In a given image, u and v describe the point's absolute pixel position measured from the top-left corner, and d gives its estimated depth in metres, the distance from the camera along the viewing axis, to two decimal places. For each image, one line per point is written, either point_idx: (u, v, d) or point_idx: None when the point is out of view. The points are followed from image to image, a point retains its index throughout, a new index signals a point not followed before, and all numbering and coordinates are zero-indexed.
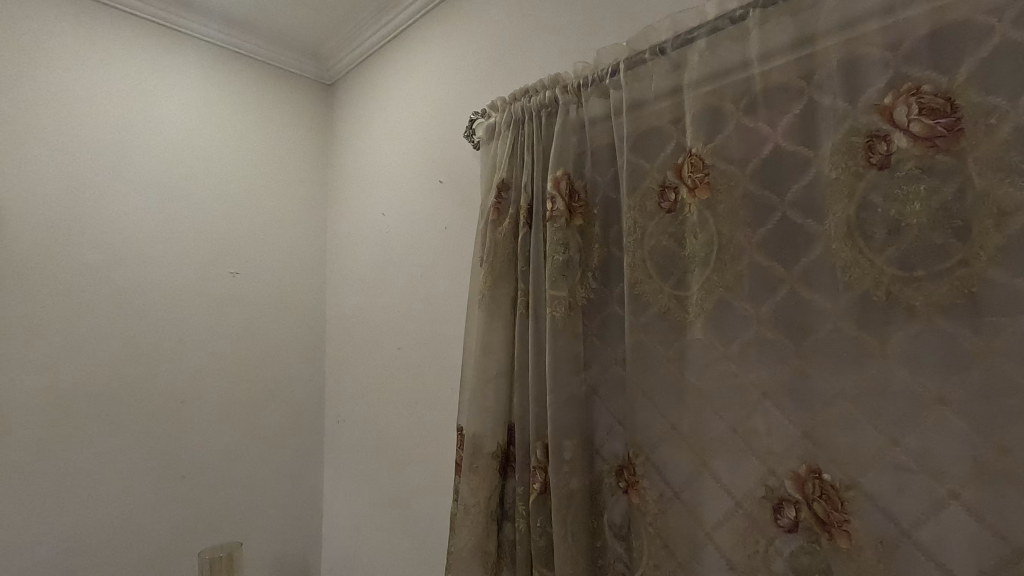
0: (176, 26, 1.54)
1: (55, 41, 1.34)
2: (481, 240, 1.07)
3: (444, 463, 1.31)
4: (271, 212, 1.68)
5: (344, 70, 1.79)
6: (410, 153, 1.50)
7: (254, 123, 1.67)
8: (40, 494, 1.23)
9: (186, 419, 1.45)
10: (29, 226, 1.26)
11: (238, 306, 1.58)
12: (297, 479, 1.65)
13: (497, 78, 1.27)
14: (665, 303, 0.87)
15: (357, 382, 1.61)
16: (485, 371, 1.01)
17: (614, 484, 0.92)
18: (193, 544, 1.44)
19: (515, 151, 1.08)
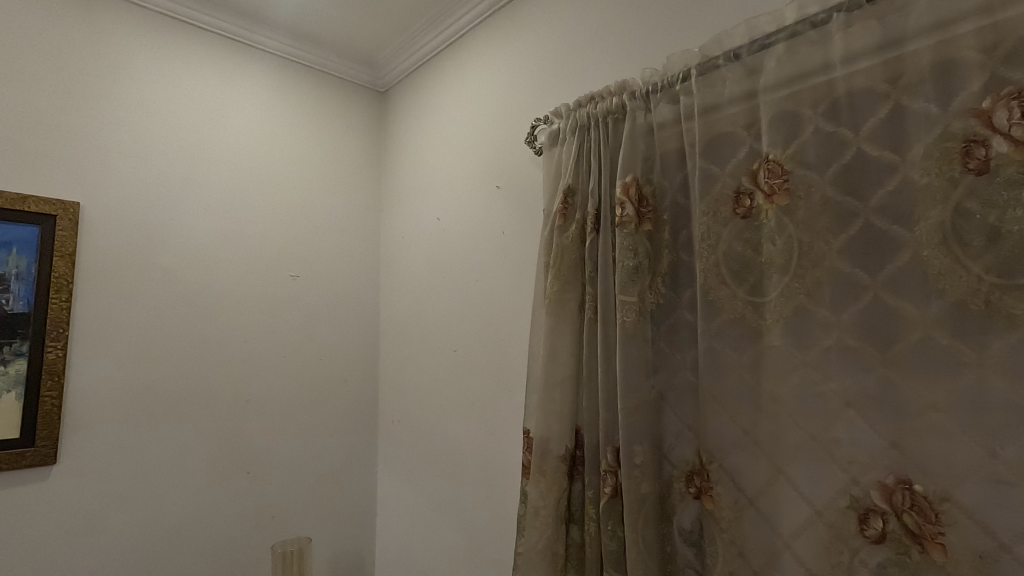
0: (243, 39, 1.61)
1: (134, 56, 1.41)
2: (546, 245, 1.09)
3: (501, 466, 1.32)
4: (328, 217, 1.73)
5: (398, 77, 1.83)
6: (466, 158, 1.52)
7: (314, 130, 1.73)
8: (120, 486, 1.30)
9: (251, 417, 1.51)
10: (111, 232, 1.33)
11: (298, 308, 1.63)
12: (352, 478, 1.69)
13: (557, 85, 1.28)
14: (740, 310, 0.87)
15: (412, 384, 1.64)
16: (552, 376, 1.02)
17: (684, 490, 0.92)
18: (258, 538, 1.49)
19: (580, 157, 1.09)
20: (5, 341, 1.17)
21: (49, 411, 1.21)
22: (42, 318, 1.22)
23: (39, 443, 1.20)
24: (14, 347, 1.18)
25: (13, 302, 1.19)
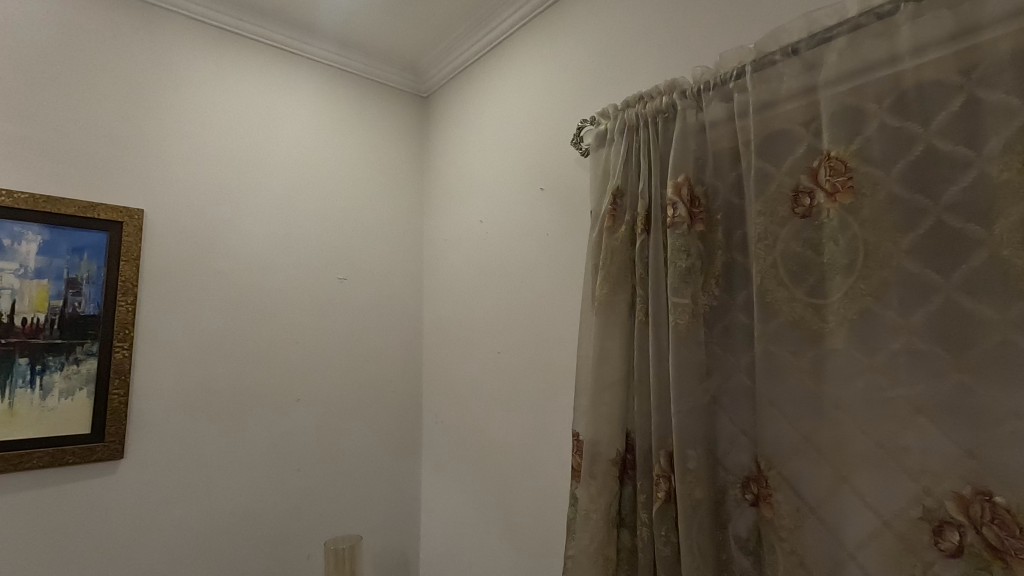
0: (293, 48, 1.65)
1: (193, 69, 1.47)
2: (595, 247, 1.08)
3: (547, 468, 1.32)
4: (373, 220, 1.76)
5: (440, 82, 1.86)
6: (509, 160, 1.53)
7: (359, 136, 1.76)
8: (181, 481, 1.35)
9: (301, 416, 1.55)
10: (172, 238, 1.39)
11: (346, 310, 1.66)
12: (397, 478, 1.72)
13: (602, 86, 1.27)
14: (799, 312, 0.84)
15: (455, 385, 1.65)
16: (602, 378, 1.01)
17: (740, 497, 0.90)
18: (308, 534, 1.53)
19: (629, 157, 1.08)
20: (78, 342, 1.24)
21: (117, 409, 1.27)
22: (111, 320, 1.28)
23: (108, 438, 1.26)
24: (85, 347, 1.25)
25: (85, 305, 1.26)
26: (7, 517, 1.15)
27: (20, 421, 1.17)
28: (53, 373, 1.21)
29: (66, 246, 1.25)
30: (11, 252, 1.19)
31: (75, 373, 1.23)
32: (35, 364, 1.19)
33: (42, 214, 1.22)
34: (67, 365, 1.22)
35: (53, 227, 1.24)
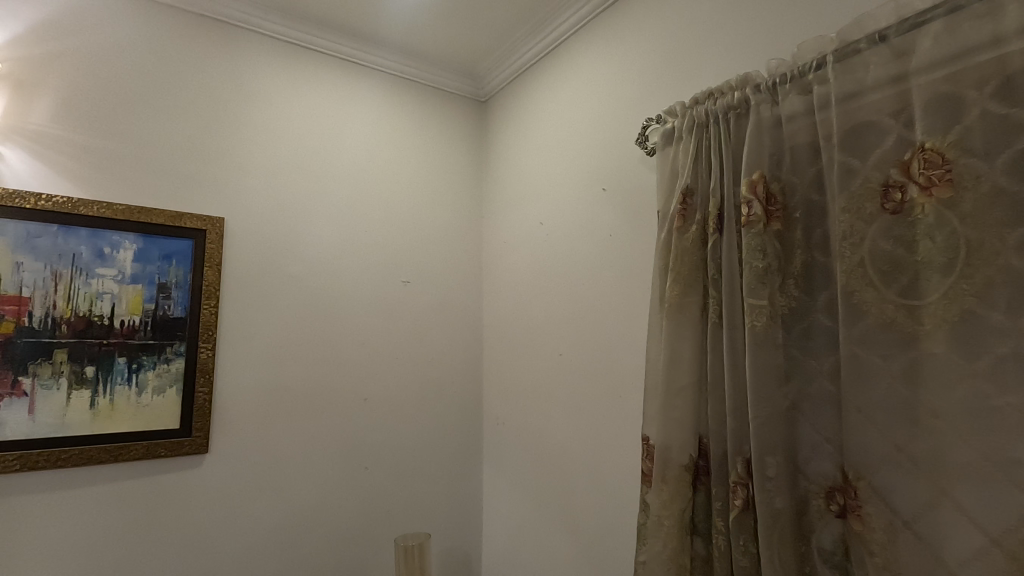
0: (359, 60, 1.71)
1: (268, 83, 1.55)
2: (663, 248, 1.06)
3: (611, 473, 1.30)
4: (435, 225, 1.79)
5: (498, 86, 1.88)
6: (570, 162, 1.52)
7: (421, 143, 1.81)
8: (258, 475, 1.42)
9: (369, 415, 1.59)
10: (250, 244, 1.47)
11: (409, 312, 1.70)
12: (459, 478, 1.74)
13: (667, 83, 1.25)
14: (889, 314, 0.80)
15: (516, 387, 1.66)
16: (673, 382, 0.99)
17: (824, 508, 0.86)
18: (376, 531, 1.57)
19: (698, 155, 1.05)
20: (168, 343, 1.33)
21: (202, 406, 1.35)
22: (196, 322, 1.36)
23: (195, 433, 1.33)
24: (174, 348, 1.33)
25: (174, 308, 1.34)
26: (109, 503, 1.24)
27: (118, 415, 1.26)
28: (147, 371, 1.30)
29: (157, 253, 1.34)
30: (110, 259, 1.29)
31: (166, 371, 1.32)
32: (131, 363, 1.28)
33: (136, 223, 1.32)
34: (159, 364, 1.31)
35: (145, 235, 1.33)
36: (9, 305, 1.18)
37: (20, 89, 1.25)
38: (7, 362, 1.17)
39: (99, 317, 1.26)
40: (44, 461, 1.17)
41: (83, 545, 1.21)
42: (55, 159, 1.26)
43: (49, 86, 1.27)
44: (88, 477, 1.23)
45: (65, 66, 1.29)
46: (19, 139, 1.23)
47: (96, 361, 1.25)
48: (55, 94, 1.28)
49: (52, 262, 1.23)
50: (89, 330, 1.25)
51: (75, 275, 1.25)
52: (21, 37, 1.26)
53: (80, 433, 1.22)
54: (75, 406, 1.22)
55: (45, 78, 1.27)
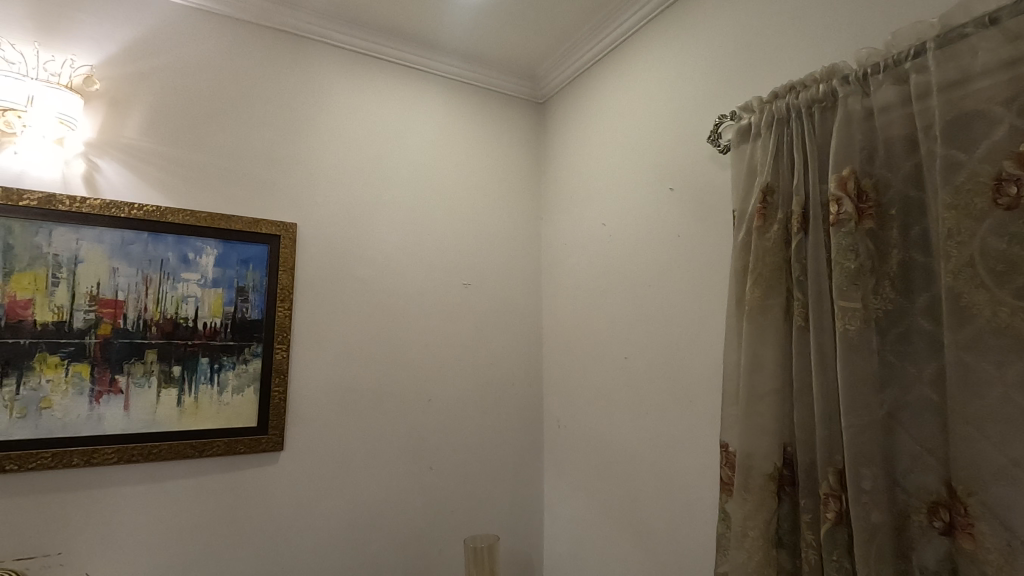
0: (421, 66, 1.74)
1: (336, 92, 1.60)
2: (742, 250, 1.03)
3: (682, 480, 1.26)
4: (495, 227, 1.80)
5: (557, 87, 1.87)
6: (634, 161, 1.50)
7: (481, 146, 1.82)
8: (329, 473, 1.46)
9: (432, 416, 1.61)
10: (320, 249, 1.51)
11: (470, 314, 1.72)
12: (521, 479, 1.74)
13: (740, 77, 1.20)
14: (1003, 318, 0.73)
15: (579, 390, 1.64)
16: (755, 388, 0.95)
17: (927, 524, 0.80)
18: (441, 530, 1.59)
19: (779, 151, 1.01)
20: (246, 344, 1.38)
21: (278, 405, 1.40)
22: (272, 323, 1.41)
23: (271, 431, 1.38)
24: (252, 349, 1.39)
25: (251, 311, 1.40)
26: (195, 496, 1.31)
27: (202, 413, 1.32)
28: (227, 371, 1.36)
29: (236, 258, 1.40)
30: (194, 264, 1.35)
31: (244, 371, 1.38)
32: (213, 364, 1.34)
33: (217, 230, 1.38)
34: (238, 365, 1.37)
35: (225, 241, 1.39)
36: (106, 308, 1.26)
37: (115, 106, 1.33)
38: (105, 361, 1.24)
39: (184, 319, 1.33)
40: (138, 455, 1.24)
41: (173, 536, 1.28)
42: (146, 171, 1.34)
43: (140, 102, 1.35)
44: (176, 471, 1.29)
45: (154, 83, 1.37)
46: (114, 153, 1.31)
47: (182, 361, 1.32)
48: (145, 109, 1.36)
49: (143, 268, 1.30)
50: (175, 332, 1.32)
51: (164, 280, 1.32)
52: (115, 57, 1.34)
53: (168, 429, 1.29)
54: (163, 403, 1.29)
55: (136, 95, 1.35)
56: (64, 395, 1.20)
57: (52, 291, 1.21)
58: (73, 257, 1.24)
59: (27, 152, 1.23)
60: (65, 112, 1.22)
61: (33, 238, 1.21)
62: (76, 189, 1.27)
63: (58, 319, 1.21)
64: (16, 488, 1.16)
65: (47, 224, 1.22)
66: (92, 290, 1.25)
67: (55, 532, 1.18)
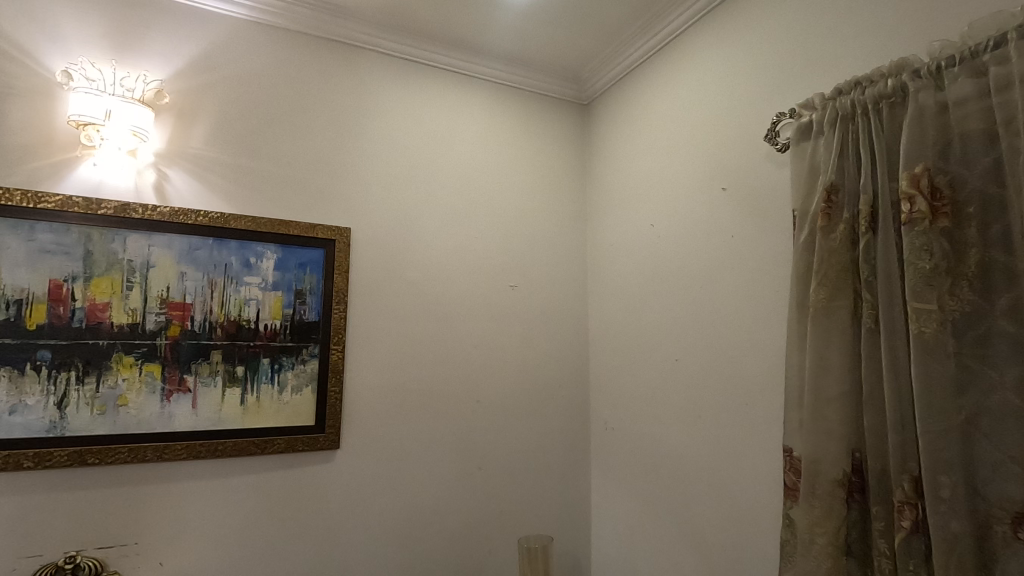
0: (467, 71, 1.76)
1: (386, 98, 1.63)
2: (805, 250, 1.00)
3: (739, 485, 1.24)
4: (541, 229, 1.81)
5: (603, 88, 1.86)
6: (684, 161, 1.48)
7: (526, 148, 1.83)
8: (383, 472, 1.49)
9: (481, 416, 1.63)
10: (372, 252, 1.55)
11: (517, 315, 1.73)
12: (568, 481, 1.74)
13: (798, 74, 1.18)
14: None
15: (627, 392, 1.63)
16: (821, 392, 0.93)
17: (1011, 536, 0.75)
18: (490, 530, 1.60)
19: (844, 149, 0.98)
20: (304, 345, 1.43)
21: (334, 404, 1.44)
22: (329, 325, 1.46)
23: (328, 430, 1.42)
24: (310, 350, 1.43)
25: (309, 313, 1.45)
26: (258, 492, 1.36)
27: (264, 412, 1.37)
28: (287, 371, 1.40)
29: (294, 262, 1.45)
30: (255, 268, 1.41)
31: (303, 371, 1.42)
32: (274, 364, 1.39)
33: (276, 235, 1.43)
34: (297, 365, 1.42)
35: (284, 246, 1.44)
36: (175, 311, 1.32)
37: (182, 118, 1.39)
38: (175, 362, 1.30)
39: (247, 321, 1.38)
40: (205, 451, 1.30)
41: (239, 531, 1.33)
42: (210, 179, 1.40)
43: (204, 113, 1.41)
44: (240, 468, 1.35)
45: (217, 95, 1.43)
46: (182, 163, 1.38)
47: (245, 361, 1.37)
48: (209, 120, 1.42)
49: (209, 272, 1.36)
50: (239, 333, 1.37)
51: (228, 283, 1.38)
52: (182, 71, 1.41)
53: (233, 427, 1.34)
54: (228, 402, 1.34)
55: (201, 107, 1.41)
56: (138, 393, 1.27)
57: (127, 295, 1.28)
58: (146, 262, 1.30)
59: (104, 164, 1.31)
60: (137, 124, 1.28)
61: (110, 245, 1.28)
62: (147, 198, 1.34)
63: (132, 321, 1.28)
64: (97, 480, 1.22)
65: (122, 231, 1.29)
66: (163, 294, 1.31)
67: (132, 524, 1.24)
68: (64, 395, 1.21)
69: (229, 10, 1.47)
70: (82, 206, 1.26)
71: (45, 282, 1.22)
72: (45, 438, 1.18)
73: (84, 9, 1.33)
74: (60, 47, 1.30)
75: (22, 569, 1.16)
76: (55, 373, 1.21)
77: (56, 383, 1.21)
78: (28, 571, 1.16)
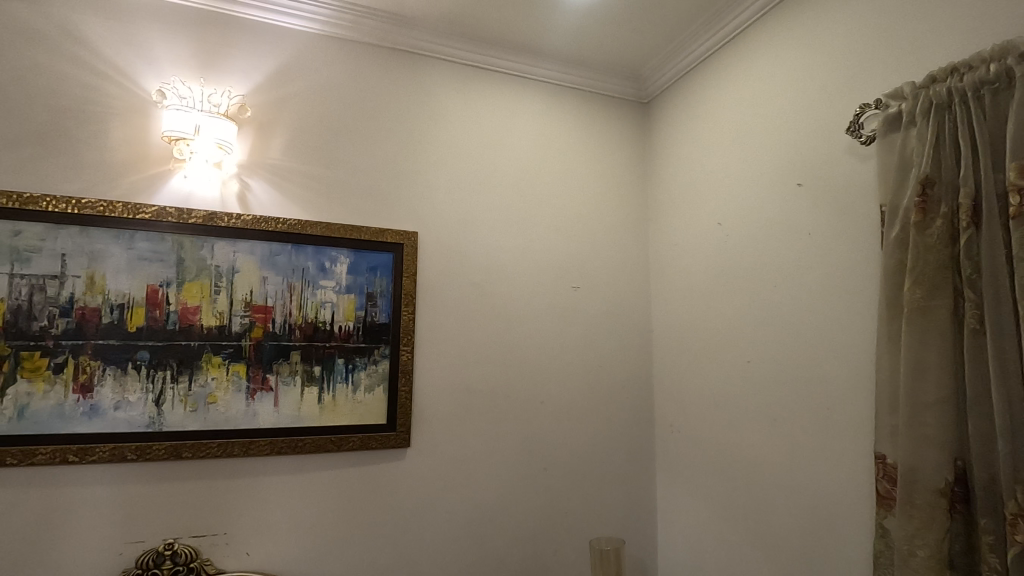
0: (528, 73, 1.77)
1: (449, 104, 1.66)
2: (897, 248, 0.96)
3: (821, 492, 1.19)
4: (602, 229, 1.80)
5: (664, 85, 1.84)
6: (754, 157, 1.44)
7: (586, 149, 1.82)
8: (451, 470, 1.52)
9: (545, 417, 1.64)
10: (438, 255, 1.58)
11: (580, 316, 1.72)
12: (632, 484, 1.72)
13: (883, 62, 1.12)
14: None
15: (694, 394, 1.60)
16: (918, 396, 0.88)
17: None
18: (556, 531, 1.60)
19: (940, 140, 0.93)
20: (376, 346, 1.48)
21: (405, 404, 1.48)
22: (398, 326, 1.50)
23: (399, 428, 1.46)
24: (381, 351, 1.48)
25: (379, 315, 1.49)
26: (335, 487, 1.41)
27: (339, 410, 1.42)
28: (360, 371, 1.45)
29: (365, 266, 1.50)
30: (330, 272, 1.46)
31: (375, 371, 1.47)
32: (348, 364, 1.45)
33: (349, 240, 1.48)
34: (369, 365, 1.46)
35: (355, 250, 1.49)
36: (258, 314, 1.39)
37: (261, 130, 1.47)
38: (258, 362, 1.37)
39: (323, 323, 1.44)
40: (286, 447, 1.36)
41: (319, 524, 1.39)
42: (288, 188, 1.47)
43: (281, 126, 1.48)
44: (318, 464, 1.40)
45: (293, 108, 1.50)
46: (261, 172, 1.45)
47: (322, 361, 1.43)
48: (286, 132, 1.49)
49: (288, 276, 1.43)
50: (315, 335, 1.43)
51: (305, 286, 1.44)
52: (260, 86, 1.48)
53: (311, 425, 1.40)
54: (307, 401, 1.40)
55: (278, 119, 1.48)
56: (226, 391, 1.34)
57: (215, 299, 1.36)
58: (231, 267, 1.38)
59: (193, 176, 1.39)
60: (222, 138, 1.36)
61: (200, 252, 1.36)
62: (231, 207, 1.42)
63: (219, 323, 1.36)
64: (190, 474, 1.30)
65: (210, 238, 1.37)
66: (247, 297, 1.39)
67: (222, 515, 1.32)
68: (161, 392, 1.29)
69: (302, 26, 1.54)
70: (175, 216, 1.34)
71: (144, 288, 1.31)
72: (145, 433, 1.27)
73: (174, 32, 1.42)
74: (153, 68, 1.39)
75: (128, 554, 1.25)
76: (153, 372, 1.30)
77: (153, 381, 1.29)
78: (133, 555, 1.25)
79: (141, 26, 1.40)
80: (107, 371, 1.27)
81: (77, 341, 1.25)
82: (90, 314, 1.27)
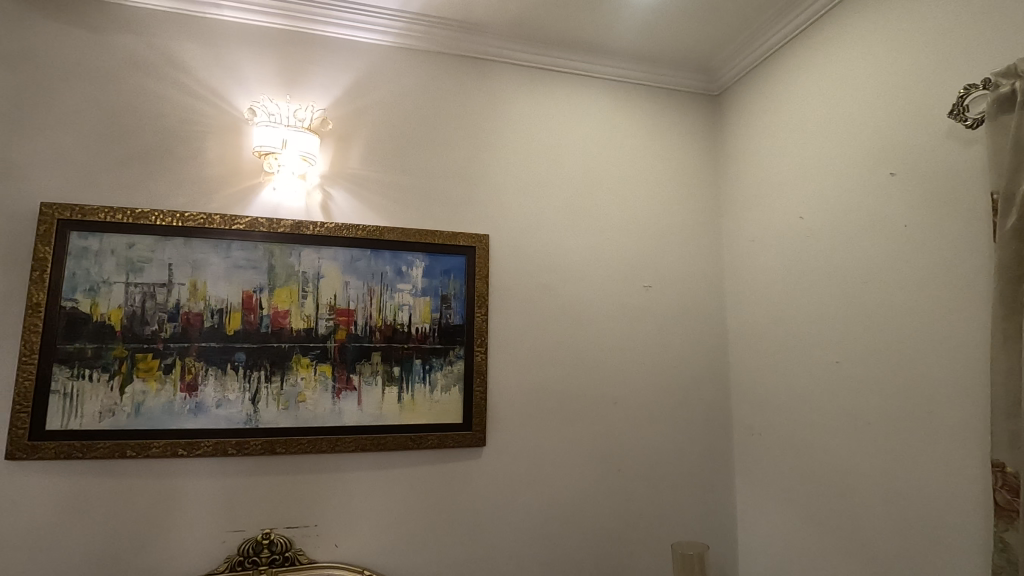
0: (594, 73, 1.76)
1: (517, 107, 1.68)
2: (1014, 239, 0.89)
3: (925, 500, 1.12)
4: (672, 226, 1.76)
5: (736, 76, 1.78)
6: (839, 146, 1.37)
7: (655, 145, 1.79)
8: (526, 469, 1.53)
9: (619, 418, 1.62)
10: (509, 257, 1.60)
11: (652, 316, 1.69)
12: (710, 487, 1.67)
13: (990, 39, 1.04)
14: None
15: (775, 395, 1.54)
16: None
17: None
18: (632, 533, 1.59)
19: None
20: (451, 347, 1.51)
21: (480, 403, 1.50)
22: (472, 328, 1.53)
23: (475, 428, 1.49)
24: (456, 351, 1.52)
25: (454, 316, 1.53)
26: (416, 484, 1.46)
27: (418, 410, 1.47)
28: (436, 371, 1.49)
29: (439, 269, 1.54)
30: (407, 275, 1.51)
31: (450, 371, 1.51)
32: (426, 364, 1.49)
33: (423, 244, 1.53)
34: (445, 366, 1.50)
35: (430, 254, 1.54)
36: (341, 317, 1.46)
37: (340, 142, 1.54)
38: (343, 363, 1.44)
39: (401, 325, 1.49)
40: (370, 444, 1.42)
41: (401, 519, 1.44)
42: (366, 196, 1.53)
43: (358, 136, 1.55)
44: (399, 461, 1.45)
45: (369, 119, 1.56)
46: (341, 182, 1.52)
47: (400, 362, 1.48)
48: (363, 142, 1.55)
49: (368, 280, 1.49)
50: (394, 336, 1.48)
51: (384, 290, 1.49)
52: (339, 99, 1.55)
53: (392, 423, 1.45)
54: (388, 400, 1.46)
55: (356, 130, 1.55)
56: (314, 390, 1.42)
57: (303, 303, 1.44)
58: (317, 273, 1.46)
59: (281, 188, 1.48)
60: (306, 150, 1.43)
61: (288, 259, 1.44)
62: (315, 216, 1.49)
63: (307, 326, 1.44)
64: (284, 468, 1.38)
65: (297, 246, 1.45)
66: (331, 301, 1.46)
67: (313, 507, 1.39)
68: (256, 391, 1.38)
69: (375, 40, 1.60)
70: (265, 226, 1.43)
71: (239, 293, 1.41)
72: (243, 429, 1.36)
73: (260, 53, 1.51)
74: (243, 87, 1.49)
75: (230, 542, 1.34)
76: (249, 372, 1.39)
77: (249, 381, 1.38)
78: (235, 543, 1.34)
79: (232, 49, 1.50)
80: (209, 372, 1.37)
81: (183, 343, 1.36)
82: (194, 319, 1.37)
